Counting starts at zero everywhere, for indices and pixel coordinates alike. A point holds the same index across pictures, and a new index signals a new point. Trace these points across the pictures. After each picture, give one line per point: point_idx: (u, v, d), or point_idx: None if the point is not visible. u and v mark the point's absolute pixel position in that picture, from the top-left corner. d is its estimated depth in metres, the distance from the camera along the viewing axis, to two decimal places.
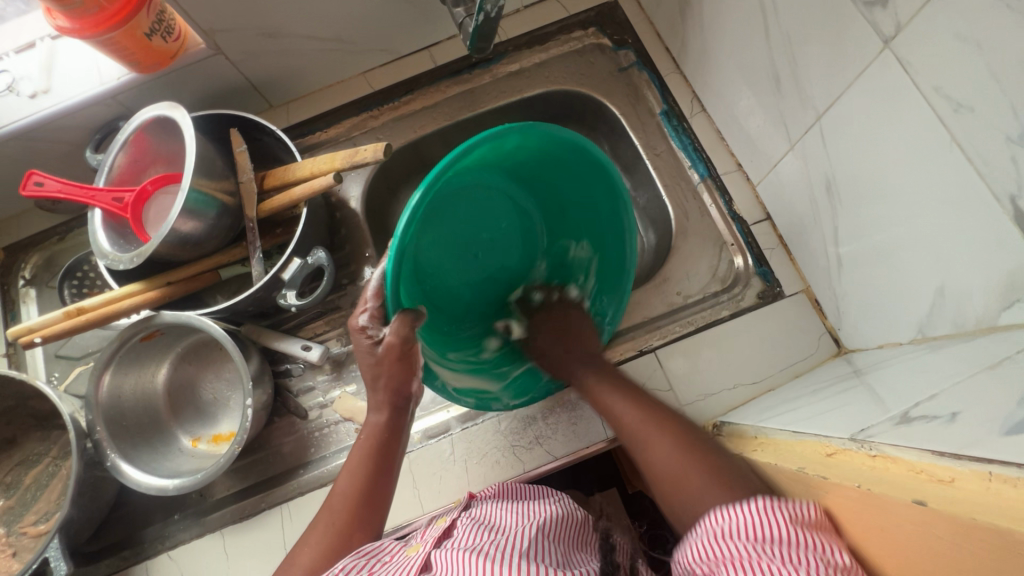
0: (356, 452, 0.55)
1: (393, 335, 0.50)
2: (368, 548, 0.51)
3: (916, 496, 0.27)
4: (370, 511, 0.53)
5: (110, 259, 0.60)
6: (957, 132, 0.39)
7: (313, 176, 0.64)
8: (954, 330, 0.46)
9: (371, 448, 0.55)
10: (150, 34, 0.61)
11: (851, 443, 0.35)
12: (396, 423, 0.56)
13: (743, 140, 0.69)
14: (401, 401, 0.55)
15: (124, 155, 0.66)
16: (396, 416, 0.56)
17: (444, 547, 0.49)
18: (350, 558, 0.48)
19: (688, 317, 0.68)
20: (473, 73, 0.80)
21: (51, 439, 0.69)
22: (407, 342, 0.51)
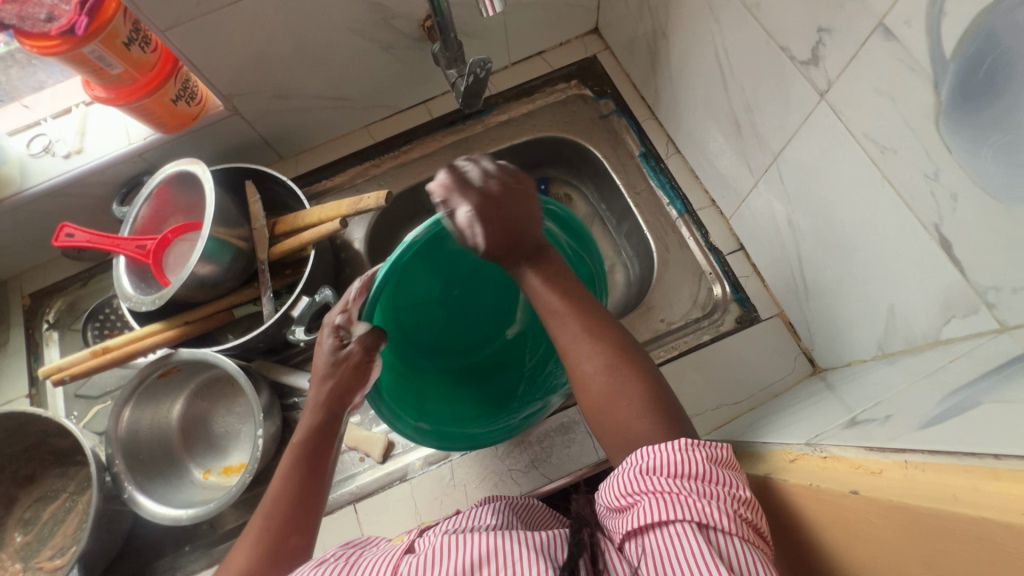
0: (287, 452, 0.55)
1: (358, 344, 0.57)
2: (355, 541, 0.52)
3: (852, 487, 0.31)
4: (302, 504, 0.52)
5: (133, 301, 0.65)
6: (886, 170, 0.45)
7: (320, 222, 0.69)
8: (907, 345, 0.50)
9: (303, 449, 0.54)
10: (176, 100, 0.68)
11: (808, 448, 0.39)
12: (329, 428, 0.56)
13: (714, 177, 0.76)
14: (337, 404, 0.57)
15: (147, 207, 0.72)
16: (330, 420, 0.56)
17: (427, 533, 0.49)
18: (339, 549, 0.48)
19: (672, 343, 0.72)
20: (466, 124, 0.87)
21: (69, 475, 0.72)
22: (368, 354, 0.57)
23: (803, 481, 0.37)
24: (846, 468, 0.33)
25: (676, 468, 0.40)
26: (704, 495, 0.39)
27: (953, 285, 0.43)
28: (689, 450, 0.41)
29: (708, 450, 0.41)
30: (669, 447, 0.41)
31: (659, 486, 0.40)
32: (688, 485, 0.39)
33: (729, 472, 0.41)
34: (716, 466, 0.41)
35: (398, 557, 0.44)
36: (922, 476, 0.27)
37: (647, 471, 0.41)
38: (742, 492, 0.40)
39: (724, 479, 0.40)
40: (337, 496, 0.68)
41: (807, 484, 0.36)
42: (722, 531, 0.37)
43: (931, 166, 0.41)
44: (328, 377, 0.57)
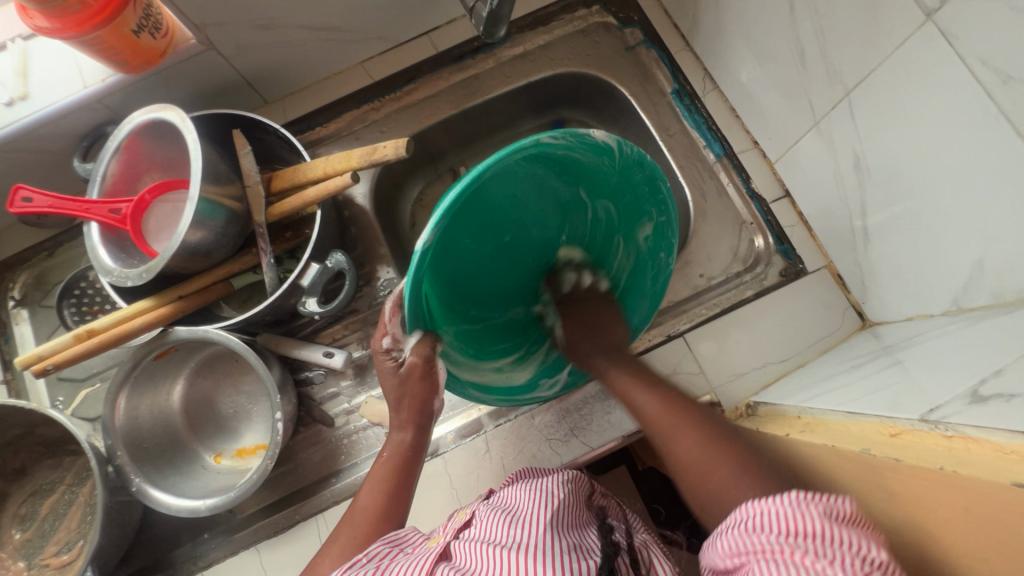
0: (372, 470, 0.54)
1: (415, 356, 0.50)
2: (391, 536, 0.50)
3: (1015, 479, 0.27)
4: (382, 521, 0.52)
5: (116, 276, 0.56)
6: (1003, 104, 0.40)
7: (326, 176, 0.60)
8: (992, 301, 0.46)
9: (392, 466, 0.53)
10: (137, 31, 0.56)
11: (922, 423, 0.35)
12: (420, 443, 0.55)
13: (759, 117, 0.69)
14: (424, 420, 0.54)
15: (116, 163, 0.61)
16: (418, 436, 0.54)
17: (463, 536, 0.49)
18: (376, 545, 0.48)
19: (713, 300, 0.68)
20: (476, 59, 0.77)
21: (64, 466, 0.66)
22: (430, 362, 0.50)
23: (925, 463, 0.33)
24: (991, 452, 0.29)
25: (787, 525, 0.36)
26: (824, 559, 0.34)
27: None
28: (803, 505, 0.37)
29: (824, 504, 0.37)
30: (780, 501, 0.37)
31: (766, 546, 0.36)
32: (800, 545, 0.35)
33: (856, 531, 0.35)
34: (838, 523, 0.36)
35: (434, 565, 0.45)
36: None
37: (756, 531, 0.38)
38: (873, 552, 0.34)
39: (849, 537, 0.35)
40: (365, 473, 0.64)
41: (934, 467, 0.32)
42: None
43: None
44: (405, 398, 0.53)
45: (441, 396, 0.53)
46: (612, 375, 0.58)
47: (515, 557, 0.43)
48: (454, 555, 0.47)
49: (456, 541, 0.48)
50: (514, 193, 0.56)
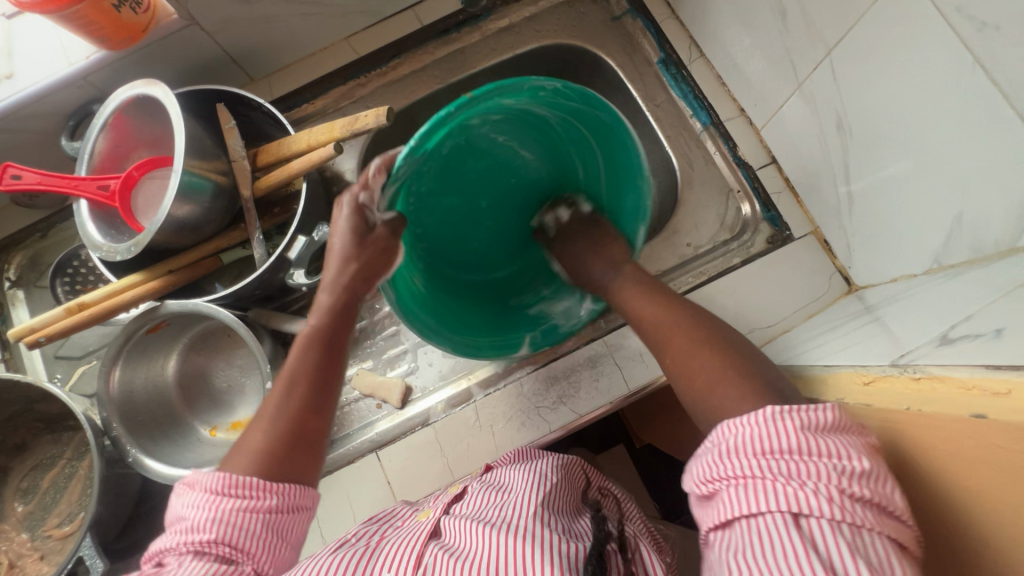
0: (303, 342, 0.52)
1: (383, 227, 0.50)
2: (381, 514, 0.53)
3: (973, 411, 0.28)
4: (307, 411, 0.49)
5: (105, 250, 0.57)
6: (979, 52, 0.39)
7: (310, 148, 0.60)
8: (973, 256, 0.46)
9: (321, 335, 0.52)
10: (117, 5, 0.56)
11: (892, 369, 0.36)
12: (349, 310, 0.54)
13: (745, 84, 0.68)
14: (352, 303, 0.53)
15: (103, 140, 0.62)
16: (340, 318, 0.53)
17: (453, 513, 0.49)
18: (362, 525, 0.50)
19: (699, 268, 0.68)
20: (461, 32, 0.77)
21: (63, 441, 0.67)
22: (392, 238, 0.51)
23: (895, 404, 0.34)
24: (954, 389, 0.30)
25: (763, 445, 0.36)
26: (798, 476, 0.34)
27: None
28: (778, 420, 0.36)
29: (803, 416, 0.36)
30: (751, 422, 0.37)
31: (739, 470, 0.36)
32: (773, 464, 0.35)
33: (838, 441, 0.35)
34: (815, 434, 0.35)
35: (421, 544, 0.45)
36: None
37: (732, 452, 0.37)
38: (854, 463, 0.34)
39: (828, 449, 0.35)
40: (357, 444, 0.65)
41: (902, 408, 0.33)
42: (820, 519, 0.33)
43: None
44: (348, 261, 0.51)
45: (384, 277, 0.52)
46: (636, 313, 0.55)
47: (508, 539, 0.42)
48: (444, 532, 0.46)
49: (446, 517, 0.48)
50: (450, 166, 0.58)
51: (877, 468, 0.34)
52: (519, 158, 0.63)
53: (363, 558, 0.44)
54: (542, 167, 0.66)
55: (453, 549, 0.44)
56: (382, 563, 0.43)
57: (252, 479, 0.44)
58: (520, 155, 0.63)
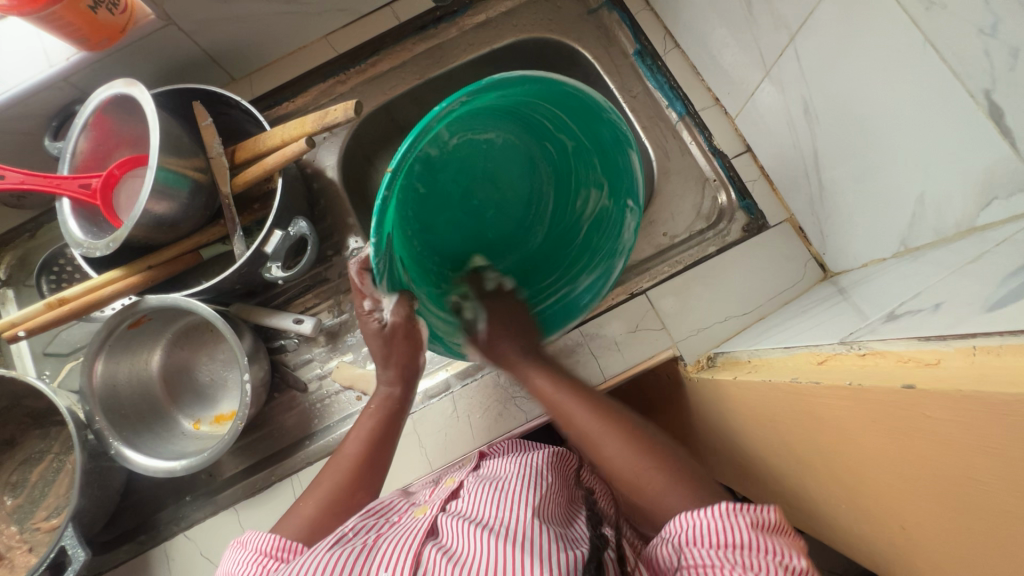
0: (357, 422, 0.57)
1: (395, 315, 0.52)
2: (375, 506, 0.52)
3: (905, 382, 0.28)
4: (354, 486, 0.53)
5: (86, 246, 0.58)
6: (930, 32, 0.40)
7: (284, 144, 0.61)
8: (936, 238, 0.46)
9: (380, 418, 0.57)
10: (95, 8, 0.57)
11: (841, 347, 0.36)
12: (406, 403, 0.59)
13: (718, 73, 0.69)
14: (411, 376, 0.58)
15: (85, 140, 0.63)
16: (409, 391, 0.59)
17: (449, 511, 0.48)
18: (360, 518, 0.49)
19: (676, 257, 0.68)
20: (439, 28, 0.77)
21: (51, 436, 0.69)
22: (409, 321, 0.53)
23: (838, 380, 0.34)
24: (894, 362, 0.30)
25: (715, 538, 0.38)
26: (750, 567, 0.36)
27: (1001, 160, 0.38)
28: (731, 516, 0.38)
29: (750, 514, 0.38)
30: (708, 514, 0.39)
31: (700, 559, 0.37)
32: (728, 556, 0.37)
33: (779, 541, 0.37)
34: (761, 533, 0.38)
35: (420, 541, 0.44)
36: (999, 361, 0.24)
37: (686, 545, 0.39)
38: (793, 560, 0.37)
39: (773, 545, 0.37)
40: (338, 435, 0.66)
41: (842, 383, 0.33)
42: None
43: (989, 18, 0.35)
44: (387, 353, 0.56)
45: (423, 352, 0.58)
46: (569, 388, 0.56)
47: (506, 541, 0.41)
48: (441, 532, 0.46)
49: (442, 514, 0.48)
50: (425, 188, 0.60)
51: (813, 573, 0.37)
52: (482, 141, 0.62)
53: (358, 551, 0.43)
54: (511, 134, 0.63)
55: (449, 548, 0.43)
56: (379, 558, 0.42)
57: (294, 543, 0.46)
58: (485, 138, 0.62)
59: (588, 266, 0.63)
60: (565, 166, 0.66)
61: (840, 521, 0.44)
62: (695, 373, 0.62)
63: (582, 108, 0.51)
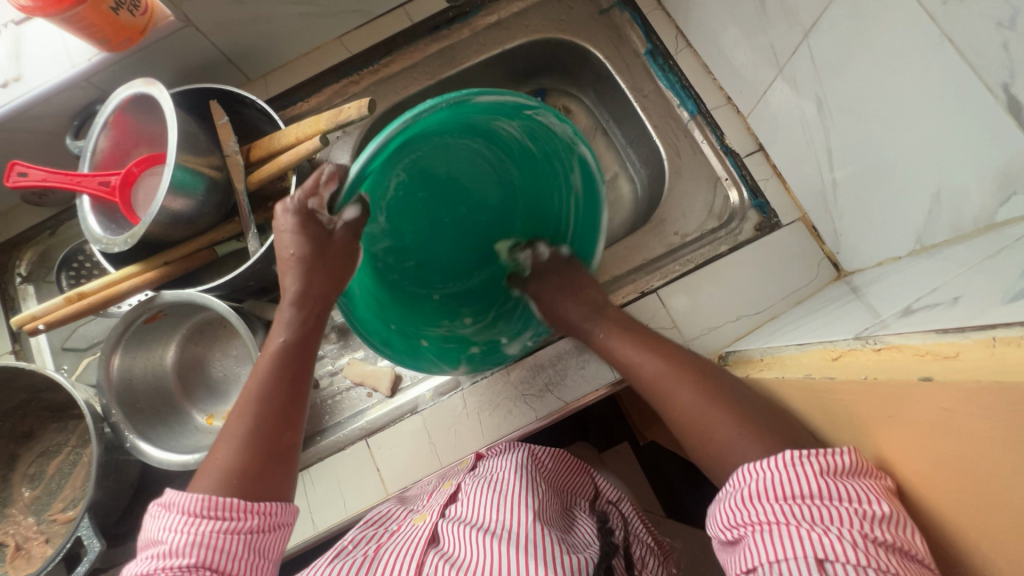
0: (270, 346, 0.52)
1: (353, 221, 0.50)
2: (375, 517, 0.54)
3: (922, 374, 0.28)
4: (281, 425, 0.50)
5: (104, 242, 0.59)
6: (946, 25, 0.39)
7: (298, 141, 0.62)
8: (952, 235, 0.46)
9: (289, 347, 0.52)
10: (116, 8, 0.59)
11: (856, 342, 0.36)
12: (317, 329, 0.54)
13: (731, 72, 0.68)
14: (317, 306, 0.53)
15: (105, 138, 0.65)
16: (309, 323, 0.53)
17: (448, 516, 0.51)
18: (359, 530, 0.52)
19: (688, 255, 0.67)
20: (451, 29, 0.78)
21: (69, 429, 0.70)
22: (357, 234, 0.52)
23: (853, 375, 0.33)
24: (910, 356, 0.30)
25: (783, 490, 0.38)
26: (817, 520, 0.36)
27: (1020, 153, 0.38)
28: (796, 466, 0.38)
29: (821, 460, 0.37)
30: (771, 466, 0.39)
31: (763, 516, 0.38)
32: (793, 510, 0.37)
33: (857, 483, 0.36)
34: (834, 479, 0.36)
35: (422, 550, 0.47)
36: (1019, 352, 0.23)
37: (753, 498, 0.39)
38: (872, 505, 0.35)
39: (854, 494, 0.35)
40: (348, 431, 0.67)
41: (859, 378, 0.33)
42: (847, 564, 0.34)
43: (1008, 10, 0.35)
44: (300, 269, 0.50)
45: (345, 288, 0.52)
46: (616, 347, 0.57)
47: (503, 548, 0.45)
48: (442, 538, 0.49)
49: (442, 520, 0.50)
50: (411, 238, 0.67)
51: (897, 512, 0.34)
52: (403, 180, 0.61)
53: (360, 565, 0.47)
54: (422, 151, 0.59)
55: (451, 557, 0.46)
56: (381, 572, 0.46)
57: (229, 499, 0.44)
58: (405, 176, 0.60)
59: (569, 172, 0.60)
60: (477, 130, 0.59)
61: None
62: None
63: (447, 114, 0.50)
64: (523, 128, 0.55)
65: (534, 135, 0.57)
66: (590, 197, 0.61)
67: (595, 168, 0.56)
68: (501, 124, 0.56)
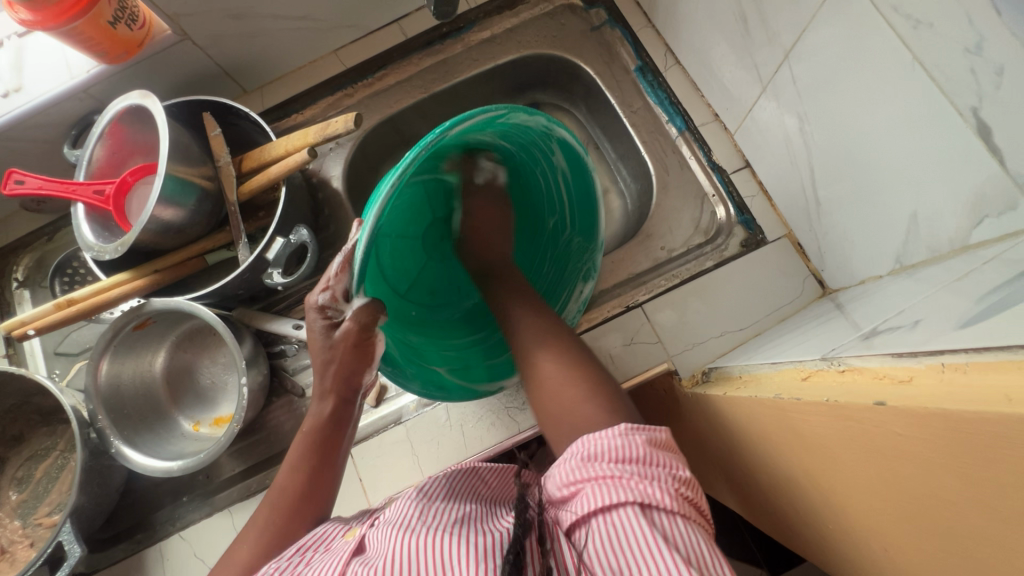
0: (297, 443, 0.51)
1: (353, 322, 0.47)
2: (307, 540, 0.45)
3: (877, 399, 0.28)
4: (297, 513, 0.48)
5: (96, 250, 0.60)
6: (917, 50, 0.40)
7: (288, 154, 0.63)
8: (929, 256, 0.46)
9: (313, 441, 0.50)
10: (114, 22, 0.60)
11: (823, 362, 0.36)
12: (343, 415, 0.52)
13: (718, 89, 0.69)
14: (349, 393, 0.51)
15: (101, 148, 0.66)
16: (342, 410, 0.51)
17: (378, 525, 0.44)
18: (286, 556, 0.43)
19: (674, 271, 0.68)
20: (444, 44, 0.79)
21: (57, 433, 0.71)
22: (367, 331, 0.48)
23: (817, 396, 0.33)
24: (869, 379, 0.30)
25: (615, 453, 0.38)
26: (644, 475, 0.36)
27: (990, 178, 0.38)
28: (630, 435, 0.39)
29: (646, 432, 0.39)
30: (610, 434, 0.39)
31: (602, 472, 0.37)
32: (627, 469, 0.37)
33: (668, 454, 0.39)
34: (655, 448, 0.39)
35: (346, 562, 0.40)
36: (964, 379, 0.24)
37: (589, 459, 0.38)
38: (681, 471, 0.38)
39: (665, 460, 0.38)
40: None
41: (821, 399, 0.33)
42: (663, 510, 0.35)
43: (974, 37, 0.35)
44: (330, 364, 0.49)
45: (373, 370, 0.51)
46: (538, 361, 0.49)
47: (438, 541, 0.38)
48: (368, 547, 0.41)
49: (371, 531, 0.43)
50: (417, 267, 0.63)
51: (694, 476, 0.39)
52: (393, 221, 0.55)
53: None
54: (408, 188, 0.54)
55: (374, 557, 0.39)
56: None
57: None
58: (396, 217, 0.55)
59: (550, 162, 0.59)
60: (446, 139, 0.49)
61: (831, 542, 0.43)
62: (690, 388, 0.62)
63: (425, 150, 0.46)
64: (495, 117, 0.47)
65: (507, 134, 0.56)
66: (577, 169, 0.59)
67: (576, 142, 0.55)
68: (474, 134, 0.52)
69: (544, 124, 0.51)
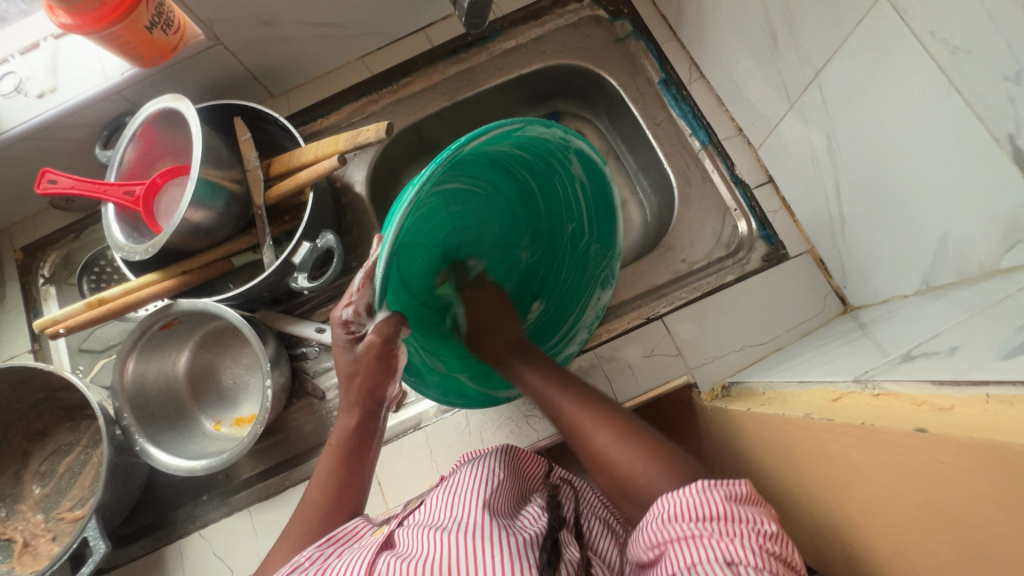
0: (324, 457, 0.52)
1: (376, 335, 0.46)
2: (339, 533, 0.47)
3: (917, 425, 0.28)
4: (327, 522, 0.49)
5: (126, 250, 0.61)
6: (954, 75, 0.40)
7: (317, 160, 0.64)
8: (958, 278, 0.46)
9: (341, 453, 0.51)
10: (150, 27, 0.61)
11: (856, 385, 0.36)
12: (368, 428, 0.52)
13: (742, 104, 0.69)
14: (374, 405, 0.51)
15: (132, 149, 0.67)
16: (367, 421, 0.52)
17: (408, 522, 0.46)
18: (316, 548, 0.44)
19: (695, 283, 0.68)
20: (470, 52, 0.80)
21: (81, 429, 0.72)
22: (390, 343, 0.47)
23: (851, 418, 0.34)
24: (907, 405, 0.30)
25: (699, 511, 0.38)
26: (728, 533, 0.36)
27: None
28: (708, 490, 0.38)
29: (727, 486, 0.39)
30: (690, 491, 0.39)
31: (682, 532, 0.37)
32: (711, 527, 0.36)
33: (752, 507, 0.38)
34: (737, 502, 0.38)
35: (376, 555, 0.41)
36: (1010, 411, 0.24)
37: (671, 519, 0.38)
38: (764, 524, 0.37)
39: (748, 515, 0.37)
40: None
41: (856, 422, 0.33)
42: (750, 567, 0.34)
43: (1013, 67, 0.35)
44: (355, 375, 0.49)
45: (396, 383, 0.50)
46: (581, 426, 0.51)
47: (464, 538, 0.40)
48: (399, 543, 0.43)
49: (401, 527, 0.45)
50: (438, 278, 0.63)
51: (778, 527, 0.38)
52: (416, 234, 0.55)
53: None
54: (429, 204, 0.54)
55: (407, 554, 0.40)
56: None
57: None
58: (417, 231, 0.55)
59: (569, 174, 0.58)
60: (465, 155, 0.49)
61: (852, 561, 0.43)
62: (710, 402, 0.62)
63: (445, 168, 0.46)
64: (514, 132, 0.47)
65: (523, 146, 0.53)
66: (595, 182, 0.59)
67: (595, 154, 0.54)
68: (493, 149, 0.52)
69: (563, 137, 0.51)
